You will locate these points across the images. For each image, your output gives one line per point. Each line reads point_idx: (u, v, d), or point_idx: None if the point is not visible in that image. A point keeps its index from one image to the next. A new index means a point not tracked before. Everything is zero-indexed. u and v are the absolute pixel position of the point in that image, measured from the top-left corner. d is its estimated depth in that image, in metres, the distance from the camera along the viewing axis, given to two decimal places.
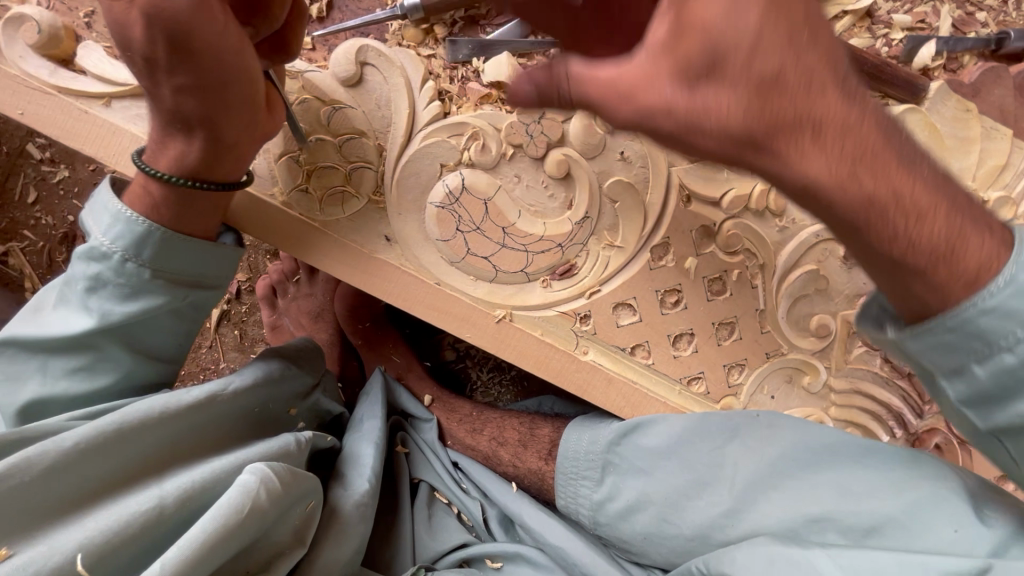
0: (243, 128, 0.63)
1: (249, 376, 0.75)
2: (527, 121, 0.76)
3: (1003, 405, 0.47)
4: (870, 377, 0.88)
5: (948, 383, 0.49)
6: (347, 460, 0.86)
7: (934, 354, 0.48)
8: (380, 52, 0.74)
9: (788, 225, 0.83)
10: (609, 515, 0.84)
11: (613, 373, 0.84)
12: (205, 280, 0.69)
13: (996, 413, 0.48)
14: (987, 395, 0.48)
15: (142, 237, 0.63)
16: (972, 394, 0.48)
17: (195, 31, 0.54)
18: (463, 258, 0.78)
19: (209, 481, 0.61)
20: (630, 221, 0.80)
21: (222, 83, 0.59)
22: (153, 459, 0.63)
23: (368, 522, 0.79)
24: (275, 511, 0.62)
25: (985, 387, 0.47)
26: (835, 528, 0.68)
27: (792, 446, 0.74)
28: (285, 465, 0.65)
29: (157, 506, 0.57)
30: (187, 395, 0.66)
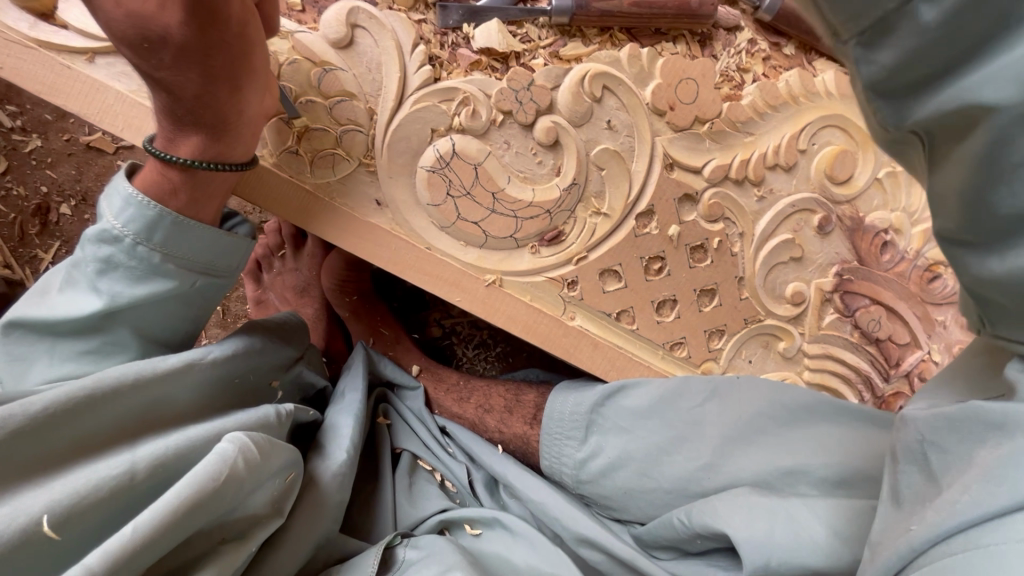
0: (260, 100, 0.67)
1: (229, 346, 0.73)
2: (517, 87, 0.77)
3: (926, 93, 0.29)
4: (841, 343, 0.92)
5: (861, 59, 0.29)
6: (327, 431, 0.85)
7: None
8: (372, 15, 0.74)
9: (765, 195, 0.87)
10: (592, 473, 0.87)
11: (600, 338, 0.87)
12: (213, 269, 0.68)
13: (912, 106, 0.30)
14: (914, 68, 0.28)
15: (153, 221, 0.62)
16: (895, 70, 0.28)
17: (222, 7, 0.57)
18: (454, 223, 0.80)
19: (184, 448, 0.58)
20: (616, 189, 0.82)
21: (244, 58, 0.62)
22: (126, 426, 0.58)
23: (345, 493, 0.77)
24: (252, 480, 0.58)
25: (910, 54, 0.27)
26: (808, 480, 0.70)
27: (770, 404, 0.78)
28: (262, 434, 0.62)
29: (128, 472, 0.53)
30: (164, 363, 0.63)
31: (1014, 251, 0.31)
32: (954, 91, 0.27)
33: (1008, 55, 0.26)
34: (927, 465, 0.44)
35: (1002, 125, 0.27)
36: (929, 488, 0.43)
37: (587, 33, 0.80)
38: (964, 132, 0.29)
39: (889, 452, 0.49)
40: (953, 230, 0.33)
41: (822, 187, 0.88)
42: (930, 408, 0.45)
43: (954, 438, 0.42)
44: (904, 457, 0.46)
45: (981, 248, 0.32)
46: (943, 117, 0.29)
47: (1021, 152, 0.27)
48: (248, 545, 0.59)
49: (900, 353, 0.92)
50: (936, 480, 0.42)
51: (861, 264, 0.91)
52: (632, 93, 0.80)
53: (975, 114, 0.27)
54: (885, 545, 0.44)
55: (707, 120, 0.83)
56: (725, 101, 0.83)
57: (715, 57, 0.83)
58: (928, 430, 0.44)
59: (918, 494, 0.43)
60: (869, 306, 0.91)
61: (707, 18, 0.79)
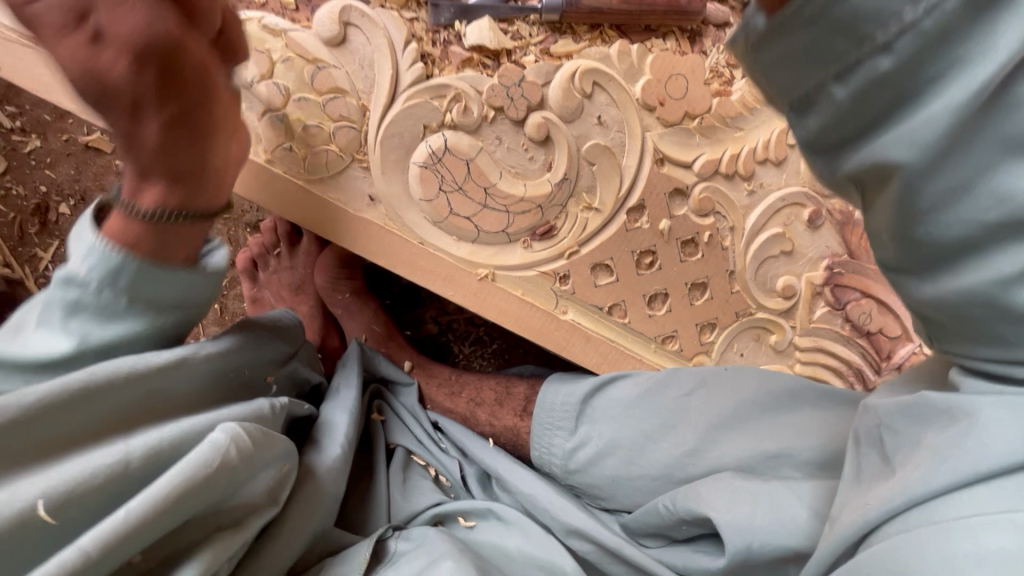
0: (231, 149, 0.60)
1: (228, 338, 0.69)
2: (508, 83, 0.78)
3: (850, 148, 0.34)
4: (831, 336, 0.93)
5: (798, 122, 0.36)
6: (322, 426, 0.86)
7: (785, 70, 0.34)
8: (364, 13, 0.75)
9: (755, 189, 0.88)
10: (580, 463, 0.87)
11: (591, 331, 0.88)
12: (184, 303, 0.60)
13: (839, 159, 0.35)
14: (839, 130, 0.33)
15: (117, 267, 0.53)
16: (822, 133, 0.34)
17: (181, 52, 0.50)
18: (446, 218, 0.80)
19: (179, 440, 0.56)
20: (607, 184, 0.83)
21: (205, 108, 0.55)
22: (118, 416, 0.56)
23: (342, 484, 0.79)
24: (245, 469, 0.58)
25: (829, 122, 0.34)
26: (792, 463, 0.70)
27: (755, 390, 0.78)
28: (256, 424, 0.62)
29: (123, 460, 0.52)
30: (159, 355, 0.58)
31: (943, 279, 0.36)
32: (869, 150, 0.33)
33: (915, 118, 0.30)
34: (885, 449, 0.47)
35: (908, 179, 0.32)
36: (884, 467, 0.46)
37: (578, 30, 0.80)
38: (885, 182, 0.33)
39: (851, 436, 0.52)
40: (891, 260, 0.38)
41: (812, 181, 0.89)
42: (890, 396, 0.48)
43: (906, 421, 0.46)
44: (866, 441, 0.49)
45: (913, 274, 0.37)
46: (867, 168, 0.34)
47: (930, 198, 0.32)
48: (244, 533, 0.60)
49: (890, 345, 0.93)
50: (894, 462, 0.45)
51: (851, 257, 0.92)
52: (622, 89, 0.81)
53: (889, 171, 0.33)
54: (845, 516, 0.47)
55: (697, 115, 0.84)
56: (715, 96, 0.84)
57: (704, 53, 0.84)
58: (885, 416, 0.47)
59: (875, 474, 0.47)
60: (859, 299, 0.92)
61: (696, 15, 0.80)
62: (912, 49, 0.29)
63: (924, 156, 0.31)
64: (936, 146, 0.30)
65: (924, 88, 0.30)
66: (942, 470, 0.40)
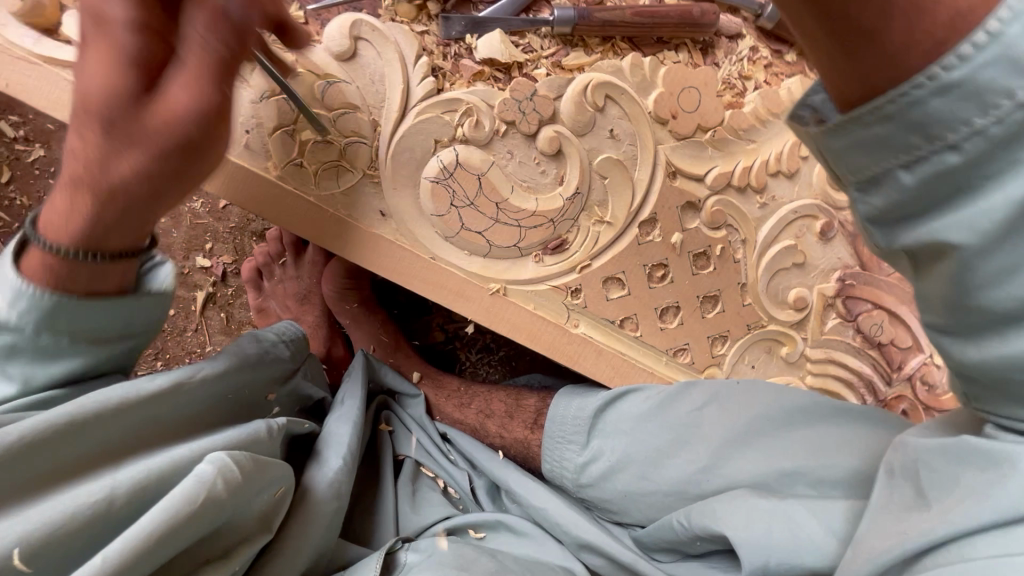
0: (157, 211, 0.54)
1: (220, 363, 0.71)
2: (520, 97, 0.78)
3: (910, 226, 0.38)
4: (843, 347, 0.93)
5: (858, 200, 0.40)
6: (325, 440, 0.85)
7: (856, 155, 0.38)
8: (374, 28, 0.74)
9: (767, 202, 0.87)
10: (592, 477, 0.87)
11: (604, 346, 0.87)
12: (131, 331, 0.60)
13: (897, 233, 0.39)
14: (903, 208, 0.38)
15: (51, 309, 0.53)
16: (887, 209, 0.38)
17: (186, 130, 0.48)
18: (458, 233, 0.80)
19: (167, 470, 0.55)
20: (619, 197, 0.83)
21: (184, 170, 0.51)
22: (109, 447, 0.56)
23: (343, 502, 0.77)
24: (234, 502, 0.56)
25: (895, 202, 0.38)
26: (806, 481, 0.70)
27: (768, 407, 0.78)
28: (247, 453, 0.59)
29: (107, 498, 0.50)
30: (150, 384, 0.60)
31: (1000, 342, 0.38)
32: (928, 229, 0.37)
33: (974, 208, 0.35)
34: (920, 481, 0.51)
35: (966, 257, 0.36)
36: (917, 500, 0.50)
37: (589, 42, 0.80)
38: (941, 256, 0.37)
39: (882, 468, 0.56)
40: (940, 323, 0.41)
41: (824, 193, 0.88)
42: (925, 436, 0.52)
43: (943, 458, 0.49)
44: (902, 474, 0.53)
45: (962, 336, 0.40)
46: (924, 243, 0.38)
47: (991, 271, 0.36)
48: (234, 564, 0.59)
49: (902, 356, 0.93)
50: (928, 497, 0.49)
51: (862, 269, 0.92)
52: (634, 102, 0.81)
53: (946, 248, 0.37)
54: (866, 539, 0.52)
55: (709, 127, 0.83)
56: (727, 109, 0.84)
57: (716, 65, 0.84)
58: (922, 452, 0.51)
59: (906, 503, 0.51)
60: (871, 310, 0.92)
61: (709, 27, 0.80)
62: (980, 150, 0.33)
63: (982, 237, 0.35)
64: (992, 229, 0.35)
65: (981, 181, 0.34)
66: (985, 507, 0.44)
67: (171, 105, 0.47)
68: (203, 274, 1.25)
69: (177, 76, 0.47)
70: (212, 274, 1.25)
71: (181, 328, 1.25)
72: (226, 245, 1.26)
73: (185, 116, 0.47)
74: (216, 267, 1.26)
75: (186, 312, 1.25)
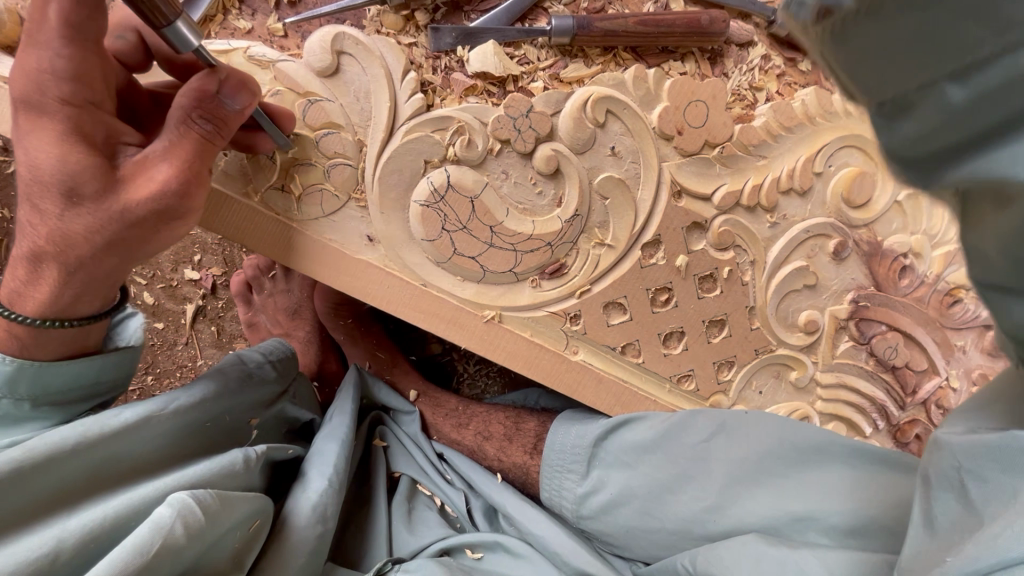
0: (118, 267, 0.60)
1: (197, 392, 0.67)
2: (515, 114, 0.73)
3: (952, 160, 0.28)
4: (855, 371, 0.89)
5: (884, 128, 0.30)
6: (310, 459, 0.82)
7: (875, 67, 0.28)
8: (358, 41, 0.69)
9: (778, 221, 0.82)
10: (592, 509, 0.84)
11: (604, 374, 0.84)
12: (98, 389, 0.63)
13: (940, 171, 0.29)
14: (942, 133, 0.27)
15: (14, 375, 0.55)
16: (917, 141, 0.29)
17: (147, 200, 0.56)
18: (450, 258, 0.76)
19: (124, 513, 0.52)
20: (620, 218, 0.78)
21: (138, 235, 0.58)
22: (65, 490, 0.52)
23: (328, 526, 0.72)
24: (197, 546, 0.52)
25: (930, 126, 0.28)
26: (818, 527, 0.66)
27: (780, 442, 0.74)
28: (212, 491, 0.56)
29: (52, 551, 0.47)
30: (114, 419, 0.57)
31: None
32: (977, 168, 0.27)
33: None
34: (965, 493, 0.41)
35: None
36: (969, 519, 0.39)
37: (589, 53, 0.74)
38: (1005, 202, 0.26)
39: (919, 477, 0.46)
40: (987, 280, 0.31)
41: (839, 211, 0.83)
42: (972, 433, 0.42)
43: (991, 464, 0.39)
44: (940, 485, 0.43)
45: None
46: (976, 183, 0.27)
47: None
48: None
49: (917, 380, 0.89)
50: (978, 513, 0.39)
51: (878, 289, 0.87)
52: (637, 117, 0.76)
53: (1005, 192, 0.26)
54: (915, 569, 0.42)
55: (717, 143, 0.78)
56: (737, 122, 0.79)
57: (725, 76, 0.78)
58: (964, 457, 0.41)
59: (953, 522, 0.41)
60: (885, 333, 0.88)
61: (718, 36, 0.74)
62: None
63: None
64: None
65: None
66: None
67: (152, 183, 0.56)
68: (192, 287, 1.21)
69: (159, 156, 0.57)
70: (201, 287, 1.21)
71: (170, 342, 1.22)
72: (215, 256, 1.22)
73: (163, 192, 0.56)
74: (205, 279, 1.22)
75: (175, 326, 1.21)
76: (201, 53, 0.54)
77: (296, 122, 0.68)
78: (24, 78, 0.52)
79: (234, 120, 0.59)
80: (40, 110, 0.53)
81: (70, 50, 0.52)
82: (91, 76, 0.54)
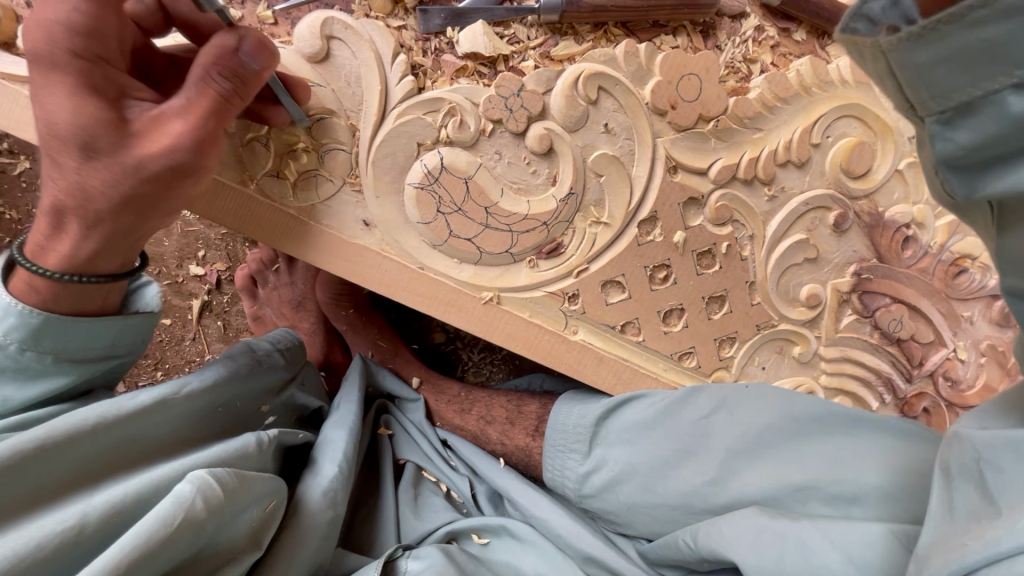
0: (153, 228, 0.62)
1: (207, 377, 0.69)
2: (506, 94, 0.72)
3: (994, 169, 0.34)
4: (860, 345, 0.88)
5: (938, 136, 0.35)
6: (320, 445, 0.83)
7: (945, 74, 0.32)
8: (347, 25, 0.69)
9: (776, 194, 0.82)
10: (595, 488, 0.84)
11: (604, 352, 0.84)
12: (114, 351, 0.64)
13: (982, 179, 0.35)
14: (997, 144, 0.33)
15: (38, 327, 0.57)
16: (971, 149, 0.34)
17: (166, 155, 0.57)
18: (446, 240, 0.76)
19: (143, 493, 0.52)
20: (615, 195, 0.78)
21: (152, 193, 0.59)
22: (82, 471, 0.53)
23: (340, 511, 0.73)
24: (217, 521, 0.53)
25: (987, 136, 0.33)
26: (820, 497, 0.67)
27: (783, 416, 0.74)
28: (230, 470, 0.57)
29: (77, 524, 0.48)
30: (131, 401, 0.58)
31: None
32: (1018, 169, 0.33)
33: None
34: (984, 482, 0.44)
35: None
36: (985, 506, 0.42)
37: (579, 30, 0.74)
38: None
39: (938, 468, 0.49)
40: None
41: (838, 182, 0.82)
42: (986, 428, 0.46)
43: (1010, 454, 0.42)
44: (959, 476, 0.46)
45: None
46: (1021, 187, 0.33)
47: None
48: None
49: (923, 352, 0.88)
50: (994, 500, 0.42)
51: (880, 262, 0.86)
52: (629, 92, 0.75)
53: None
54: (934, 557, 0.43)
55: (712, 117, 0.77)
56: (731, 95, 0.78)
57: (718, 49, 0.77)
58: (986, 449, 0.44)
59: (972, 510, 0.43)
60: (889, 305, 0.87)
61: (709, 8, 0.73)
62: None
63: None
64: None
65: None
66: None
67: (165, 139, 0.56)
68: (198, 283, 1.23)
69: (174, 112, 0.57)
70: (207, 282, 1.23)
71: (178, 337, 1.23)
72: (219, 252, 1.23)
73: (176, 149, 0.57)
74: (210, 275, 1.23)
75: (182, 321, 1.23)
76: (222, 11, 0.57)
77: (310, 92, 0.69)
78: (35, 31, 0.54)
79: (252, 80, 0.59)
80: (51, 64, 0.54)
81: (92, 8, 0.55)
82: (105, 32, 0.57)
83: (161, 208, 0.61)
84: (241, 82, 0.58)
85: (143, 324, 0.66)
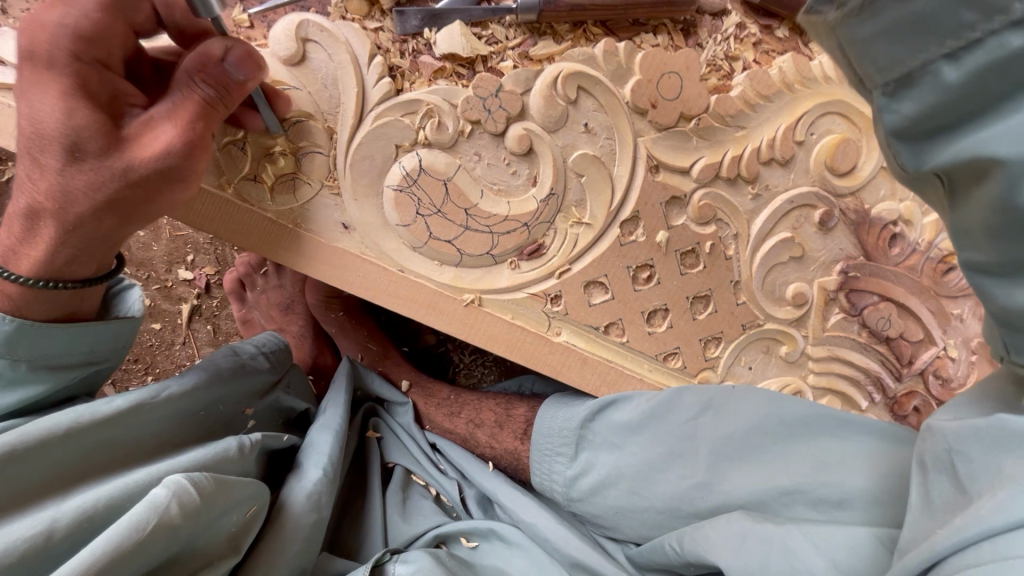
0: (130, 232, 0.63)
1: (187, 381, 0.68)
2: (484, 95, 0.72)
3: (942, 140, 0.29)
4: (848, 344, 0.87)
5: (884, 107, 0.30)
6: (306, 449, 0.82)
7: (885, 46, 0.28)
8: (323, 27, 0.69)
9: (760, 192, 0.81)
10: (582, 491, 0.83)
11: (588, 354, 0.83)
12: (90, 357, 0.63)
13: (930, 152, 0.30)
14: (946, 111, 0.28)
15: (12, 335, 0.56)
16: (919, 120, 0.29)
17: (151, 161, 0.57)
18: (426, 243, 0.76)
19: (115, 498, 0.52)
20: (597, 196, 0.77)
21: (134, 199, 0.59)
22: (55, 477, 0.53)
23: (323, 515, 0.72)
24: (193, 525, 0.53)
25: (932, 105, 0.28)
26: (806, 500, 0.66)
27: (770, 419, 0.73)
28: (209, 474, 0.57)
29: (45, 531, 0.47)
30: (106, 406, 0.58)
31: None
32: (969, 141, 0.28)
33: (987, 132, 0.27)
34: (956, 473, 0.42)
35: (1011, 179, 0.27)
36: (959, 497, 0.41)
37: (558, 29, 0.73)
38: (985, 175, 0.28)
39: (915, 461, 0.47)
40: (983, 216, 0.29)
41: (823, 179, 0.81)
42: (957, 418, 0.44)
43: (979, 444, 0.40)
44: (932, 466, 0.44)
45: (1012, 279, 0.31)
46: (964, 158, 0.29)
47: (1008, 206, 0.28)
48: None
49: (912, 350, 0.86)
50: (967, 490, 0.40)
51: (867, 260, 0.85)
52: (610, 92, 0.75)
53: (987, 164, 0.28)
54: (909, 552, 0.42)
55: (694, 116, 0.77)
56: (713, 93, 0.77)
57: (699, 46, 0.77)
58: (956, 439, 0.42)
59: (948, 500, 0.41)
60: (877, 304, 0.86)
61: (689, 6, 0.73)
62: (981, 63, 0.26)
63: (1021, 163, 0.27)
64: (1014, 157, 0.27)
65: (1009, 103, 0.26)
66: None
67: (155, 144, 0.57)
68: (187, 287, 1.23)
69: (162, 119, 0.58)
70: (196, 287, 1.23)
71: (168, 341, 1.24)
72: (208, 256, 1.23)
73: (166, 154, 0.58)
74: (199, 279, 1.23)
75: (172, 326, 1.23)
76: (218, 21, 0.57)
77: (291, 104, 0.69)
78: (30, 35, 0.53)
79: (236, 90, 0.60)
80: (49, 64, 0.54)
81: (102, 16, 0.55)
82: (110, 40, 0.56)
83: (141, 212, 0.61)
84: (228, 93, 0.60)
85: (122, 330, 0.65)
